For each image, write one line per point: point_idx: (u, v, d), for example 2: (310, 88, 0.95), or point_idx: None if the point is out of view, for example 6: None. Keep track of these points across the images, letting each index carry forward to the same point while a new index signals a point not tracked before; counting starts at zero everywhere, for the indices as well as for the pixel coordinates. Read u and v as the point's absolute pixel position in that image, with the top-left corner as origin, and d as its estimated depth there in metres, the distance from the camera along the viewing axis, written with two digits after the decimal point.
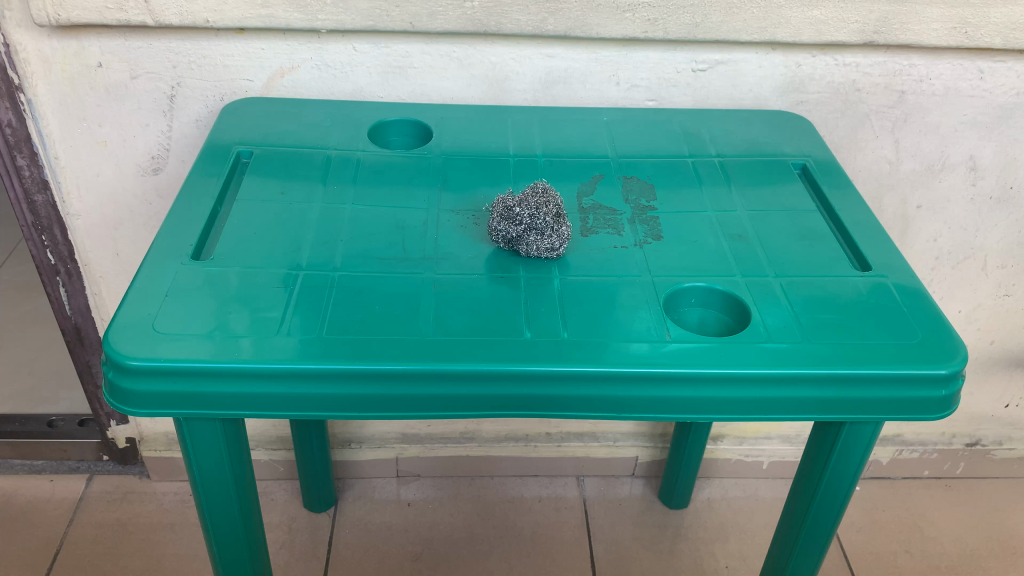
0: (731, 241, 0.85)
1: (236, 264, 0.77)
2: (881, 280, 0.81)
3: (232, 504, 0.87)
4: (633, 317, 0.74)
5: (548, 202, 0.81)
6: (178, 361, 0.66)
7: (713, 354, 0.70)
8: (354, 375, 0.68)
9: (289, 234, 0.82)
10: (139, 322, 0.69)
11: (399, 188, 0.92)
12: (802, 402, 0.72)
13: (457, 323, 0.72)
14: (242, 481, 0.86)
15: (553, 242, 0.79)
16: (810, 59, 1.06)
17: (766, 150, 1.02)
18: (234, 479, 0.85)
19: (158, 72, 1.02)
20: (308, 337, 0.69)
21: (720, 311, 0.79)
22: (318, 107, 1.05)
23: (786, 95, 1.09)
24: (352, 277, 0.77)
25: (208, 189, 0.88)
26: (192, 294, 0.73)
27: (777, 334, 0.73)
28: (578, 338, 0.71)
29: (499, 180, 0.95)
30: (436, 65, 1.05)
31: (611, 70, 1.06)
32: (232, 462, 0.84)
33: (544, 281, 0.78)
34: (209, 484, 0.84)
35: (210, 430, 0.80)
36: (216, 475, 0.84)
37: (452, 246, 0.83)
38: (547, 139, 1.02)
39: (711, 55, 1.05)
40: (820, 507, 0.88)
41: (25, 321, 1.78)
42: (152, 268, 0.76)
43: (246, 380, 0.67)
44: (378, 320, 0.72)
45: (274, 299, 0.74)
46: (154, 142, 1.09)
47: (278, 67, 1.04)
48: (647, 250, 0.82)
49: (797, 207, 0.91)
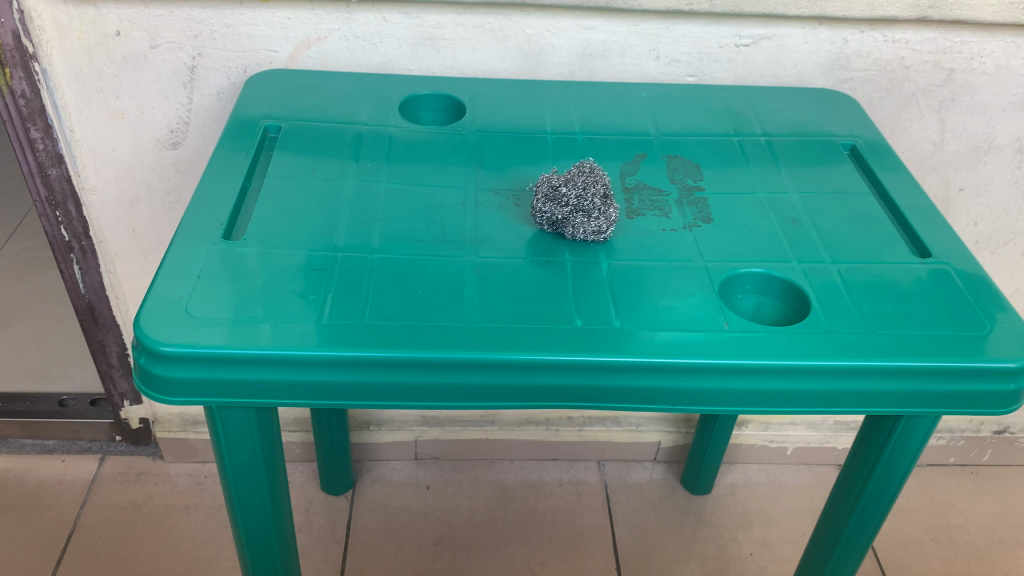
0: (784, 225, 0.82)
1: (269, 245, 0.74)
2: (942, 267, 0.78)
3: (265, 505, 0.85)
4: (688, 304, 0.70)
5: (595, 182, 0.77)
6: (212, 346, 0.62)
7: (773, 342, 0.67)
8: (397, 364, 0.64)
9: (322, 215, 0.79)
10: (171, 306, 0.66)
11: (434, 166, 0.88)
12: (869, 395, 0.68)
13: (503, 309, 0.68)
14: (276, 488, 0.86)
15: (599, 225, 0.75)
16: (858, 35, 1.01)
17: (813, 130, 0.98)
18: (269, 485, 0.84)
19: (179, 42, 0.98)
20: (348, 321, 0.66)
21: (776, 299, 0.75)
22: (346, 80, 1.00)
23: (831, 73, 1.05)
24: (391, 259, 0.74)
25: (236, 165, 0.84)
26: (225, 276, 0.70)
27: (839, 322, 0.70)
28: (632, 326, 0.68)
29: (537, 158, 0.91)
30: (469, 37, 1.00)
31: (651, 44, 1.02)
32: (267, 469, 0.83)
33: (592, 265, 0.74)
34: (244, 494, 0.84)
35: (244, 431, 0.78)
36: (250, 482, 0.83)
37: (493, 227, 0.79)
38: (585, 116, 0.98)
39: (756, 29, 1.00)
40: (869, 501, 0.85)
41: (33, 297, 1.75)
42: (182, 248, 0.72)
43: (284, 367, 0.63)
44: (420, 305, 0.68)
45: (310, 281, 0.70)
46: (173, 116, 1.04)
47: (303, 37, 0.99)
48: (698, 233, 0.79)
49: (849, 190, 0.88)
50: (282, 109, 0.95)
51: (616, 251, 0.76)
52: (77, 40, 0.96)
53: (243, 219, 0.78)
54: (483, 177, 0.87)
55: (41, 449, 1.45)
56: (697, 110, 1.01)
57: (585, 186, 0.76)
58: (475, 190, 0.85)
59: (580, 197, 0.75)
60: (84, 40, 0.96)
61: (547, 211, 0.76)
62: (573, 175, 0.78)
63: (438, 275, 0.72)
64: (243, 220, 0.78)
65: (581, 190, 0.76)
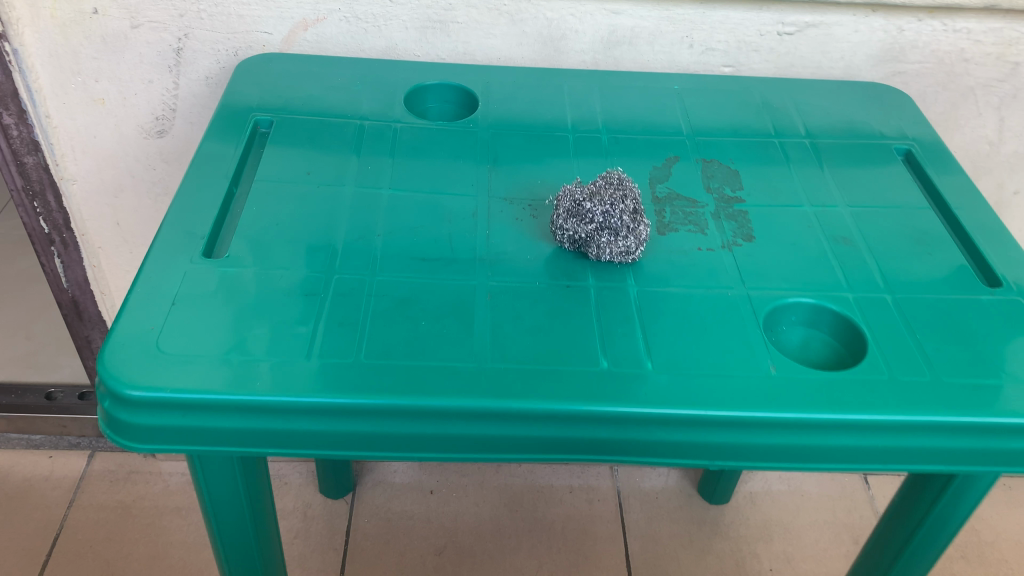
0: (833, 244, 0.73)
1: (255, 263, 0.65)
2: (1015, 297, 0.68)
3: None
4: (726, 341, 0.62)
5: (623, 197, 0.68)
6: (185, 391, 0.54)
7: (823, 389, 0.58)
8: (396, 412, 0.56)
9: (315, 225, 0.70)
10: (140, 339, 0.57)
11: (441, 168, 0.79)
12: (937, 453, 0.59)
13: (518, 345, 0.60)
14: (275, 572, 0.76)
15: (628, 245, 0.67)
16: (915, 24, 0.91)
17: (862, 130, 0.89)
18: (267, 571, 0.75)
19: (163, 22, 0.89)
20: (339, 359, 0.58)
21: (826, 334, 0.67)
22: (346, 67, 0.91)
23: (882, 65, 0.95)
24: (392, 281, 0.65)
25: (221, 167, 0.75)
26: (204, 301, 0.61)
27: (900, 366, 0.61)
28: (665, 368, 0.59)
29: (555, 160, 0.82)
30: (484, 21, 0.91)
31: (684, 31, 0.92)
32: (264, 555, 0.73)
33: (618, 292, 0.66)
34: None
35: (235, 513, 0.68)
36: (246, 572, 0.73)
37: (507, 243, 0.70)
38: (609, 112, 0.89)
39: (802, 16, 0.90)
40: (910, 557, 0.77)
41: (23, 279, 1.67)
42: (158, 266, 0.64)
43: (267, 414, 0.55)
44: (424, 340, 0.60)
45: (299, 308, 0.62)
46: (159, 102, 0.96)
47: (300, 18, 0.90)
48: (737, 254, 0.70)
49: (906, 203, 0.79)
50: (275, 100, 0.86)
51: (645, 275, 0.68)
52: (51, 19, 0.87)
53: (227, 231, 0.70)
54: (496, 182, 0.78)
55: (28, 444, 1.39)
56: (733, 105, 0.91)
57: (613, 202, 0.67)
58: (488, 197, 0.76)
59: (608, 214, 0.67)
60: (58, 18, 0.87)
61: (569, 229, 0.68)
62: (598, 188, 0.69)
63: (444, 302, 0.63)
64: (227, 231, 0.70)
65: (609, 207, 0.67)
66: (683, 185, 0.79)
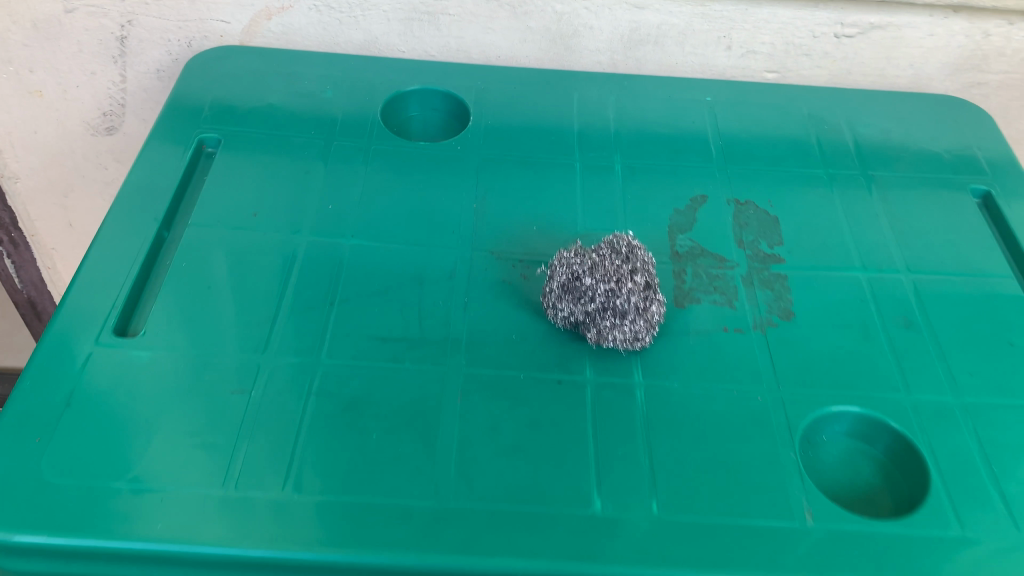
0: (891, 323, 0.59)
1: (174, 342, 0.53)
2: None
3: None
4: (754, 471, 0.49)
5: (634, 265, 0.54)
6: (61, 538, 0.43)
7: (875, 549, 0.46)
8: (328, 569, 0.44)
9: (255, 285, 0.58)
10: (16, 457, 0.46)
11: (416, 205, 0.65)
12: None
13: (490, 474, 0.48)
14: None
15: (636, 331, 0.54)
16: (1006, 28, 0.75)
17: (929, 162, 0.74)
18: None
19: (102, 6, 0.74)
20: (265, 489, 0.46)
21: (880, 452, 0.54)
22: (318, 65, 0.77)
23: (958, 75, 0.79)
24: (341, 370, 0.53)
25: (152, 204, 0.63)
26: (104, 399, 0.49)
27: (974, 514, 0.48)
28: (673, 513, 0.47)
29: (556, 196, 0.68)
30: (481, 13, 0.76)
31: (722, 30, 0.76)
32: None
33: (622, 393, 0.53)
34: None
35: None
36: None
37: (490, 315, 0.57)
38: (626, 129, 0.75)
39: (866, 16, 0.74)
40: None
41: None
42: (54, 345, 0.52)
43: (166, 566, 0.44)
44: (373, 464, 0.48)
45: (222, 409, 0.50)
46: (105, 95, 0.82)
47: (262, 6, 0.75)
48: (772, 338, 0.57)
49: (983, 266, 0.64)
50: (229, 109, 0.72)
51: (656, 366, 0.55)
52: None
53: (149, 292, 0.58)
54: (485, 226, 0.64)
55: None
56: (773, 124, 0.77)
57: (620, 277, 0.53)
58: (470, 247, 0.62)
59: (612, 295, 0.53)
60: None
61: (565, 309, 0.55)
62: (603, 251, 0.55)
63: (404, 403, 0.51)
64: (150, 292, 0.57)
65: (614, 284, 0.53)
66: (710, 236, 0.65)
